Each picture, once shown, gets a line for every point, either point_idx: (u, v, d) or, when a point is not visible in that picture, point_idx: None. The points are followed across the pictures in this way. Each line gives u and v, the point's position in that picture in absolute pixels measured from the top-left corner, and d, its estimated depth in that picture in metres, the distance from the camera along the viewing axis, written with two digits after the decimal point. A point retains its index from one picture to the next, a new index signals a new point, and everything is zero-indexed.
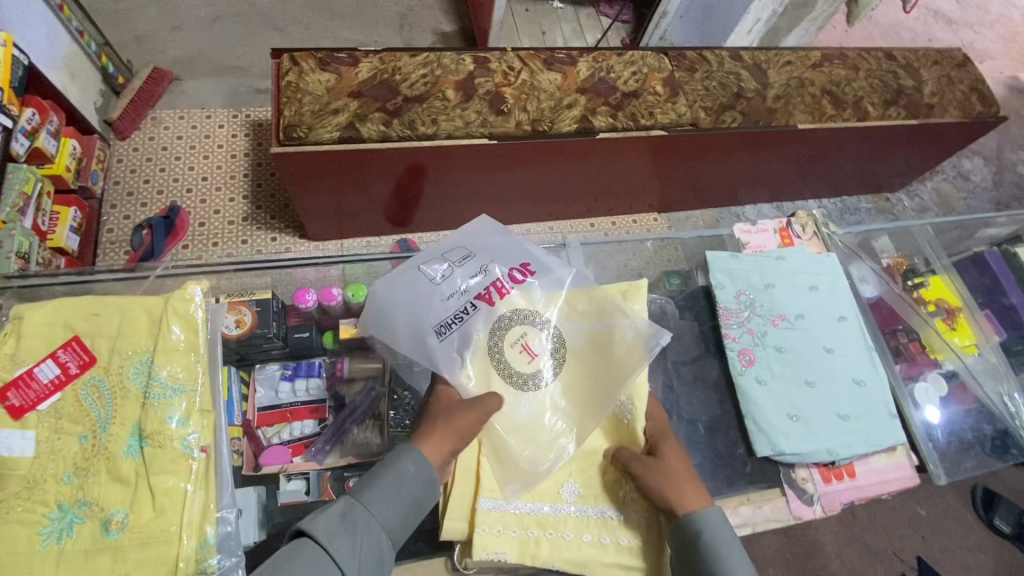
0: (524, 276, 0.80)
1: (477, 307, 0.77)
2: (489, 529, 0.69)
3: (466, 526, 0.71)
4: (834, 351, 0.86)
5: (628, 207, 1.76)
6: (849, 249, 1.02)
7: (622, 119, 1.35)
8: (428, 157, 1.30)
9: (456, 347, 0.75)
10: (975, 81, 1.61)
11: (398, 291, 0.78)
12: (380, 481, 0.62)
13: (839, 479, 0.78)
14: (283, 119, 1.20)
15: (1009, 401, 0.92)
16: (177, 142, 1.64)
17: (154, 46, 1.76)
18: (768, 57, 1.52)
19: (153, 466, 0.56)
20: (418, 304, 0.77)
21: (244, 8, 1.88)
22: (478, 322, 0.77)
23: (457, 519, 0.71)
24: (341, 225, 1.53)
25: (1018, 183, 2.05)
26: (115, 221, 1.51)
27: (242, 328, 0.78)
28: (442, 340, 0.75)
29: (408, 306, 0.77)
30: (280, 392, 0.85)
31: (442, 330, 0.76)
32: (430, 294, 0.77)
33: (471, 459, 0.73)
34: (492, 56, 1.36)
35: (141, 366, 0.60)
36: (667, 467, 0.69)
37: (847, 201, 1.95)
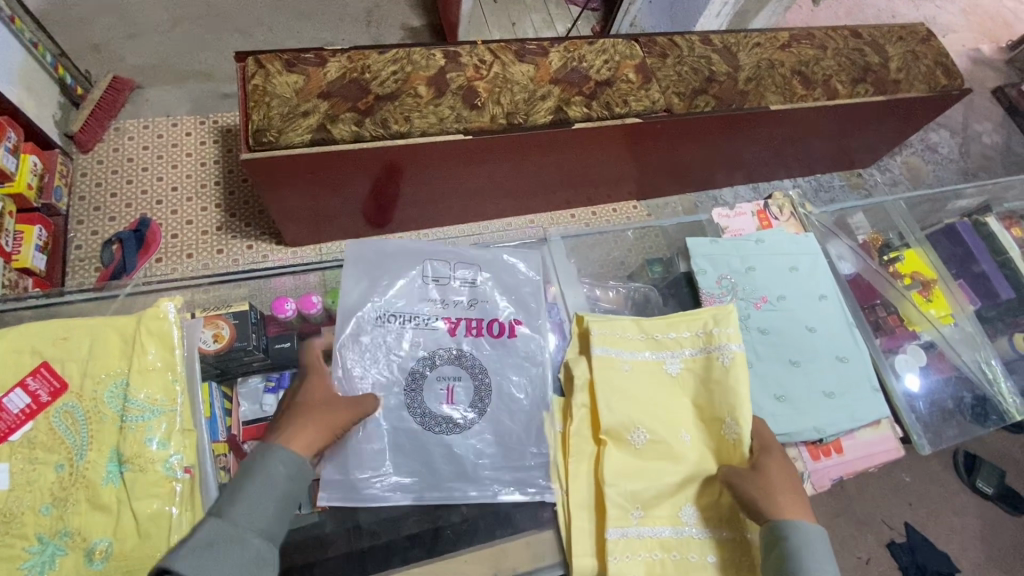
0: (502, 330, 0.79)
1: (434, 327, 0.77)
2: (620, 556, 0.64)
3: (596, 562, 0.66)
4: (817, 330, 0.87)
5: (608, 196, 1.76)
6: (826, 227, 1.03)
7: (597, 108, 1.34)
8: (403, 156, 1.28)
9: (378, 342, 0.75)
10: (939, 54, 1.64)
11: (384, 274, 0.79)
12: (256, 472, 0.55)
13: (827, 455, 0.80)
14: (251, 125, 1.17)
15: (986, 367, 0.95)
16: (143, 152, 1.59)
17: (113, 55, 1.71)
18: (738, 39, 1.53)
19: (135, 491, 0.54)
20: (381, 288, 0.78)
21: (204, 11, 1.83)
22: (427, 344, 0.76)
23: (585, 555, 0.66)
24: (319, 229, 1.50)
25: (984, 154, 2.10)
26: (83, 237, 1.47)
27: (220, 342, 0.76)
28: (377, 328, 0.76)
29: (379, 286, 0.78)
30: (264, 405, 0.83)
31: (384, 321, 0.76)
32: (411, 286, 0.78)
33: (587, 490, 0.69)
34: (462, 49, 1.34)
35: (116, 389, 0.58)
36: (766, 477, 0.65)
37: (822, 179, 1.97)
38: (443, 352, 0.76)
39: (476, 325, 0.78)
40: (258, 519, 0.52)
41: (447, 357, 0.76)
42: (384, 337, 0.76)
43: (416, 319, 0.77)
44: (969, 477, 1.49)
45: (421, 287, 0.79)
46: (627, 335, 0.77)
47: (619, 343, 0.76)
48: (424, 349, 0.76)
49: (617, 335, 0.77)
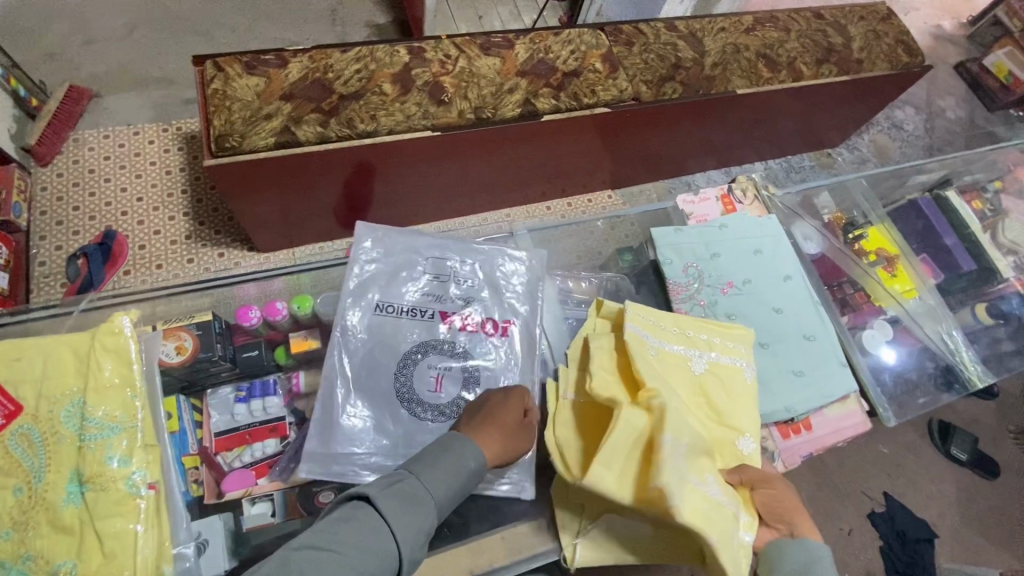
0: (490, 328, 0.84)
1: (429, 319, 0.83)
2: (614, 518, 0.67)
3: (586, 520, 0.71)
4: (783, 311, 0.88)
5: (583, 186, 1.76)
6: (790, 209, 1.04)
7: (565, 99, 1.34)
8: (372, 156, 1.26)
9: (372, 328, 0.81)
10: (900, 33, 1.66)
11: (392, 262, 0.86)
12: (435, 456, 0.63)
13: (797, 433, 0.81)
14: (213, 130, 1.15)
15: (948, 338, 0.97)
16: (105, 163, 1.55)
17: (68, 63, 1.65)
18: (702, 25, 1.53)
19: (98, 511, 0.53)
20: (384, 277, 0.84)
21: (162, 15, 1.78)
22: (423, 335, 0.82)
23: (578, 514, 0.71)
24: (290, 234, 1.48)
25: (948, 129, 2.15)
26: (47, 252, 1.42)
27: (184, 355, 0.75)
28: (375, 315, 0.82)
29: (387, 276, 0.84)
30: (236, 415, 0.82)
31: (381, 309, 0.83)
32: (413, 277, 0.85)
33: None
34: (426, 45, 1.33)
35: (73, 408, 0.56)
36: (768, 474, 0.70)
37: (792, 160, 1.99)
38: (435, 345, 0.81)
39: (467, 321, 0.84)
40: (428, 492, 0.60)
41: (437, 349, 0.81)
42: (380, 325, 0.82)
43: (414, 311, 0.83)
44: (944, 445, 1.54)
45: (426, 282, 0.85)
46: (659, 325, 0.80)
47: (653, 329, 0.79)
48: (419, 339, 0.82)
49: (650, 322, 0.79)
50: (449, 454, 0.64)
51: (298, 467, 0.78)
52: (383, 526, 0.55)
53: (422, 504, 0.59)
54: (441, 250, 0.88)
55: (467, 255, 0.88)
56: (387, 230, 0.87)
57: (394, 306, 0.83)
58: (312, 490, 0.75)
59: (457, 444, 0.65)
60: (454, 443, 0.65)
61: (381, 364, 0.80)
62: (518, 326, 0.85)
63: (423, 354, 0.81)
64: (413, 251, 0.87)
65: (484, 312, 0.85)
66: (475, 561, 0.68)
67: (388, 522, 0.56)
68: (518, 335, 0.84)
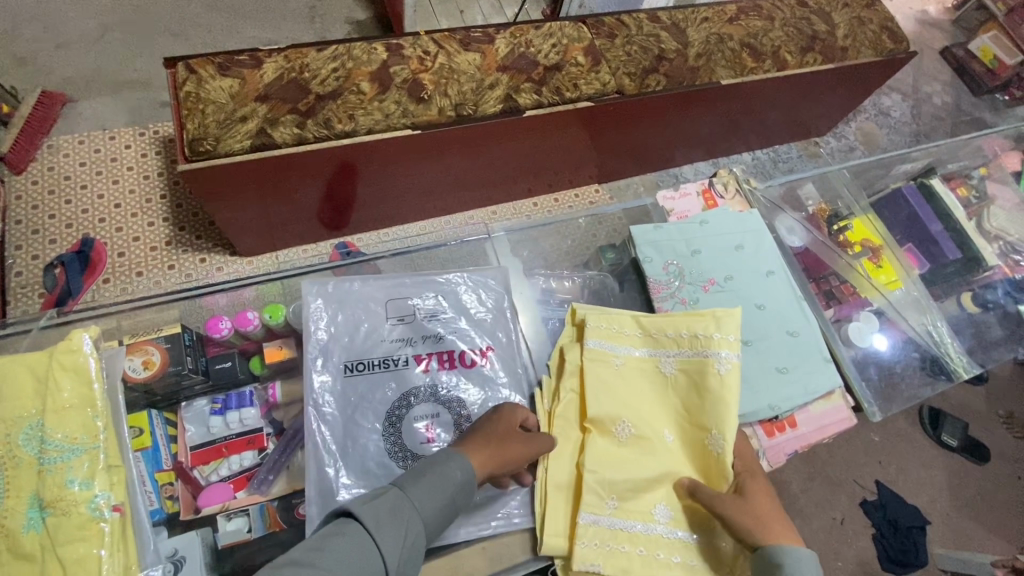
0: (474, 363, 0.80)
1: (407, 366, 0.78)
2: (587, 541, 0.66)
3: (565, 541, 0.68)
4: (766, 307, 0.87)
5: (569, 182, 1.74)
6: (771, 203, 1.03)
7: (547, 94, 1.32)
8: (352, 157, 1.24)
9: (348, 393, 0.76)
10: (884, 19, 1.65)
11: (350, 311, 0.80)
12: (427, 471, 0.61)
13: (782, 431, 0.80)
14: (187, 134, 1.12)
15: (933, 330, 0.97)
16: (81, 169, 1.51)
17: (40, 68, 1.62)
18: (685, 15, 1.51)
19: (59, 536, 0.52)
20: (344, 326, 0.79)
21: (136, 16, 1.74)
22: (401, 384, 0.78)
23: (555, 535, 0.68)
24: (272, 237, 1.45)
25: (935, 114, 2.14)
26: (23, 263, 1.39)
27: (151, 369, 0.74)
28: (347, 376, 0.77)
29: (345, 328, 0.79)
30: (211, 428, 0.80)
31: (351, 367, 0.77)
32: (373, 326, 0.80)
33: (564, 479, 0.71)
34: (405, 41, 1.30)
35: (31, 431, 0.55)
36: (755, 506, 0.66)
37: (779, 150, 1.98)
38: (416, 392, 0.77)
39: (448, 359, 0.80)
40: (415, 506, 0.58)
41: (421, 395, 0.77)
42: (357, 384, 0.77)
43: (386, 361, 0.79)
44: (934, 432, 1.54)
45: (390, 328, 0.80)
46: (620, 336, 0.79)
47: (609, 343, 0.78)
48: (397, 391, 0.77)
49: (612, 333, 0.79)
50: (435, 468, 0.62)
51: (277, 479, 0.77)
52: (366, 541, 0.54)
53: (407, 519, 0.57)
54: (395, 289, 0.82)
55: (426, 290, 0.83)
56: (337, 283, 0.80)
57: (364, 364, 0.78)
58: (292, 503, 0.74)
59: (444, 458, 0.63)
60: (442, 459, 0.63)
61: (364, 427, 0.74)
62: (501, 352, 0.82)
63: (408, 405, 0.76)
64: (369, 299, 0.81)
65: (463, 347, 0.81)
66: (456, 566, 0.69)
67: (372, 535, 0.55)
68: (499, 359, 0.81)
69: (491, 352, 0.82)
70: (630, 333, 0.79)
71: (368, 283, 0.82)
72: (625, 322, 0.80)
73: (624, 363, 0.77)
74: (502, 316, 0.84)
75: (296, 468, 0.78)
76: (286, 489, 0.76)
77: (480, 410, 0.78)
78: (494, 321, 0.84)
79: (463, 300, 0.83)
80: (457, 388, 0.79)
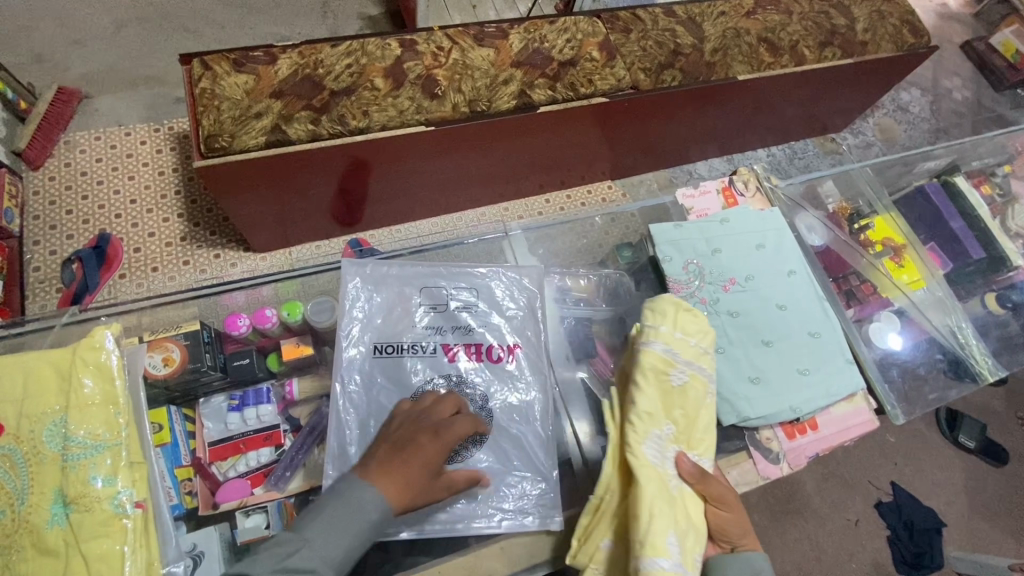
0: (501, 356, 0.80)
1: (435, 354, 0.78)
2: None
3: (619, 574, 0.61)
4: (787, 308, 0.86)
5: (582, 178, 1.73)
6: (792, 201, 1.02)
7: (562, 90, 1.30)
8: (367, 153, 1.23)
9: (376, 374, 0.76)
10: (905, 13, 1.61)
11: (383, 294, 0.80)
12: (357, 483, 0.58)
13: (803, 433, 0.79)
14: (202, 131, 1.12)
15: (957, 330, 0.95)
16: (97, 165, 1.53)
17: (57, 64, 1.63)
18: (702, 9, 1.49)
19: (82, 533, 0.52)
20: (378, 308, 0.79)
21: (151, 12, 1.75)
22: (427, 371, 0.77)
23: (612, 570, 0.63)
24: (285, 233, 1.46)
25: (955, 110, 2.10)
26: (40, 258, 1.41)
27: (170, 366, 0.74)
28: (376, 359, 0.77)
29: (378, 310, 0.79)
30: (229, 424, 0.80)
31: (381, 350, 0.78)
32: (406, 310, 0.80)
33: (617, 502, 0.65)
34: (418, 37, 1.29)
35: (55, 428, 0.55)
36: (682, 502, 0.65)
37: (795, 146, 1.95)
38: (442, 380, 0.77)
39: (476, 351, 0.79)
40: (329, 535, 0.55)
41: (447, 384, 0.77)
42: (385, 371, 0.76)
43: (415, 347, 0.78)
44: (952, 434, 1.51)
45: (422, 314, 0.80)
46: (685, 350, 0.72)
47: (670, 352, 0.71)
48: (424, 378, 0.77)
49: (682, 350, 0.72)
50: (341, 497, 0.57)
51: (294, 477, 0.77)
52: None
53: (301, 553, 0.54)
54: (429, 278, 0.82)
55: (460, 281, 0.82)
56: (375, 265, 0.81)
57: (393, 346, 0.78)
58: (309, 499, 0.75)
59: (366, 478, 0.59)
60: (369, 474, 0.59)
61: (388, 410, 0.75)
62: (530, 348, 0.81)
63: (432, 392, 0.76)
64: (405, 283, 0.81)
65: (492, 340, 0.80)
66: (476, 564, 0.69)
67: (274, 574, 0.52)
68: (526, 357, 0.80)
69: (519, 348, 0.80)
70: (683, 341, 0.73)
71: (407, 268, 0.82)
72: (681, 328, 0.73)
73: (683, 382, 0.70)
74: (535, 315, 0.83)
75: (313, 466, 0.78)
76: (303, 486, 0.76)
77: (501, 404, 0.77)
78: (526, 320, 0.82)
79: (496, 296, 0.82)
80: (482, 376, 0.78)
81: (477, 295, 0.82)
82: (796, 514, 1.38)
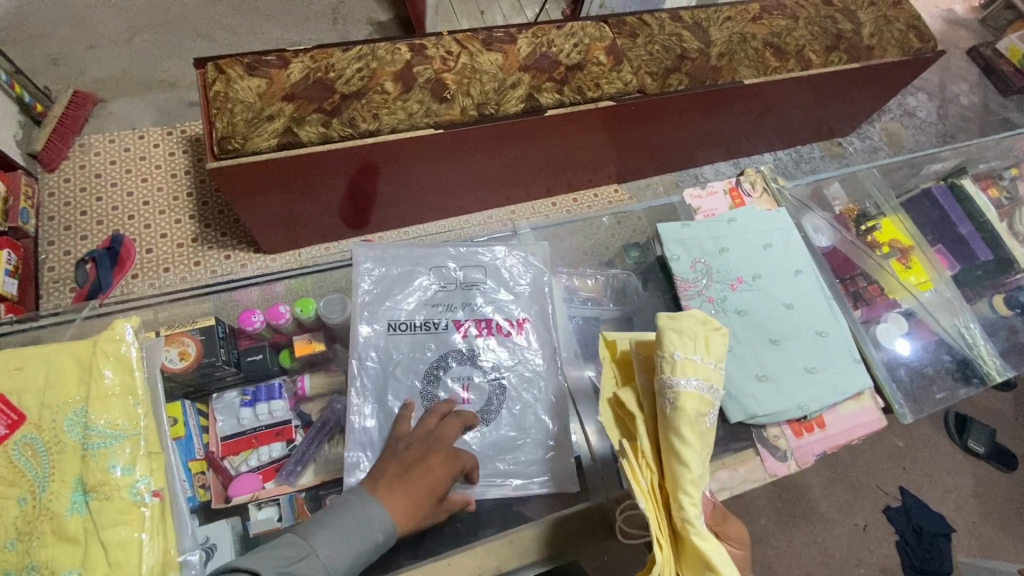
0: (512, 330, 0.81)
1: (446, 331, 0.80)
2: None
3: None
4: (795, 307, 0.86)
5: (588, 181, 1.74)
6: (800, 201, 1.02)
7: (569, 93, 1.32)
8: (377, 154, 1.25)
9: (392, 350, 0.78)
10: (912, 18, 1.62)
11: (395, 273, 0.82)
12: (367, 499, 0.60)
13: (810, 431, 0.79)
14: (216, 133, 1.14)
15: (965, 332, 0.95)
16: (111, 167, 1.55)
17: (73, 69, 1.66)
18: (708, 15, 1.50)
19: (101, 520, 0.53)
20: (389, 286, 0.81)
21: (165, 18, 1.78)
22: (440, 346, 0.79)
23: None
24: (295, 234, 1.47)
25: (962, 115, 2.10)
26: (55, 258, 1.43)
27: (186, 360, 0.76)
28: (390, 336, 0.79)
29: (389, 288, 0.81)
30: (241, 419, 0.81)
31: (395, 328, 0.79)
32: (417, 288, 0.82)
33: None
34: (428, 41, 1.31)
35: (75, 418, 0.56)
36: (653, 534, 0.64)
37: (801, 150, 1.95)
38: (455, 355, 0.79)
39: (487, 328, 0.81)
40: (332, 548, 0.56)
41: (458, 358, 0.79)
42: (399, 347, 0.79)
43: (427, 324, 0.80)
44: (961, 438, 1.50)
45: (433, 292, 0.82)
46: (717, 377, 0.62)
47: (707, 386, 0.61)
48: (436, 352, 0.79)
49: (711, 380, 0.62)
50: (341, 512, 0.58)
51: (305, 471, 0.78)
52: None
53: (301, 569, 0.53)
54: (438, 257, 0.84)
55: (468, 260, 0.84)
56: (385, 247, 0.83)
57: (407, 324, 0.80)
58: (320, 493, 0.75)
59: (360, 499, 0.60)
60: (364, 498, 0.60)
61: (403, 382, 0.77)
62: (538, 322, 0.83)
63: (445, 366, 0.78)
64: (415, 263, 0.83)
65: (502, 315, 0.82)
66: (484, 564, 0.66)
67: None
68: (534, 330, 0.82)
69: (526, 322, 0.82)
70: (715, 367, 0.63)
71: (416, 247, 0.83)
72: (710, 351, 0.64)
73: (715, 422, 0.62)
74: (541, 290, 0.84)
75: (323, 460, 0.79)
76: (314, 480, 0.77)
77: (513, 374, 0.79)
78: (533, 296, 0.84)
79: (504, 274, 0.84)
80: (491, 350, 0.80)
81: (486, 273, 0.84)
82: (804, 518, 1.37)
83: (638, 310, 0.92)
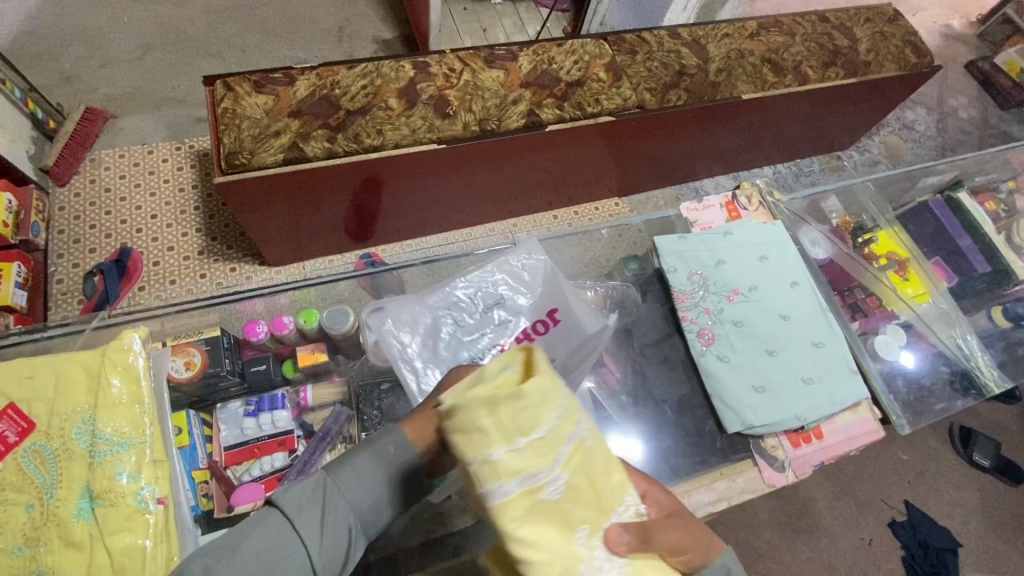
0: (547, 327, 0.86)
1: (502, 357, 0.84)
2: None
3: None
4: (791, 318, 0.87)
5: (589, 195, 1.76)
6: (796, 214, 1.03)
7: (569, 109, 1.34)
8: (380, 169, 1.27)
9: None
10: (907, 34, 1.65)
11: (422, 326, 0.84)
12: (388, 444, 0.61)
13: (807, 442, 0.80)
14: (223, 148, 1.17)
15: (962, 343, 0.95)
16: (120, 182, 1.58)
17: (86, 86, 1.70)
18: (706, 32, 1.53)
19: (106, 526, 0.54)
20: (424, 341, 0.83)
21: (176, 37, 1.83)
22: None
23: None
24: (300, 247, 1.50)
25: (961, 128, 2.11)
26: (64, 271, 1.46)
27: (192, 370, 0.78)
28: None
29: (425, 341, 0.83)
30: (245, 429, 0.82)
31: None
32: (455, 335, 0.84)
33: None
34: (431, 59, 1.35)
35: (84, 425, 0.58)
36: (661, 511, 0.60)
37: (801, 163, 1.97)
38: None
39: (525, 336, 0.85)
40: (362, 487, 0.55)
41: None
42: None
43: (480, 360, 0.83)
44: (966, 451, 1.49)
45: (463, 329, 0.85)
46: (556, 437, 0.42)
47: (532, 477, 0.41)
48: None
49: (549, 455, 0.42)
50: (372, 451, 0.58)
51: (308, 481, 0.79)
52: (287, 529, 0.51)
53: (333, 503, 0.54)
54: (445, 295, 0.85)
55: (473, 286, 0.86)
56: (392, 312, 0.83)
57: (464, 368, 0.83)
58: None
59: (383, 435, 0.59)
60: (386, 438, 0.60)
61: None
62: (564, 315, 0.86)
63: None
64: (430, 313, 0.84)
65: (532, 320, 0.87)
66: None
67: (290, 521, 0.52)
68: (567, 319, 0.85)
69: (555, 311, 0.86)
70: (546, 436, 0.42)
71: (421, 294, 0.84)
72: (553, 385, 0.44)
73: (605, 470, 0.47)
74: (553, 279, 0.87)
75: None
76: None
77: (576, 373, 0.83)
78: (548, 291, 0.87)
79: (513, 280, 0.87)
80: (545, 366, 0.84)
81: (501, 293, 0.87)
82: (808, 533, 1.36)
83: (635, 320, 0.90)
